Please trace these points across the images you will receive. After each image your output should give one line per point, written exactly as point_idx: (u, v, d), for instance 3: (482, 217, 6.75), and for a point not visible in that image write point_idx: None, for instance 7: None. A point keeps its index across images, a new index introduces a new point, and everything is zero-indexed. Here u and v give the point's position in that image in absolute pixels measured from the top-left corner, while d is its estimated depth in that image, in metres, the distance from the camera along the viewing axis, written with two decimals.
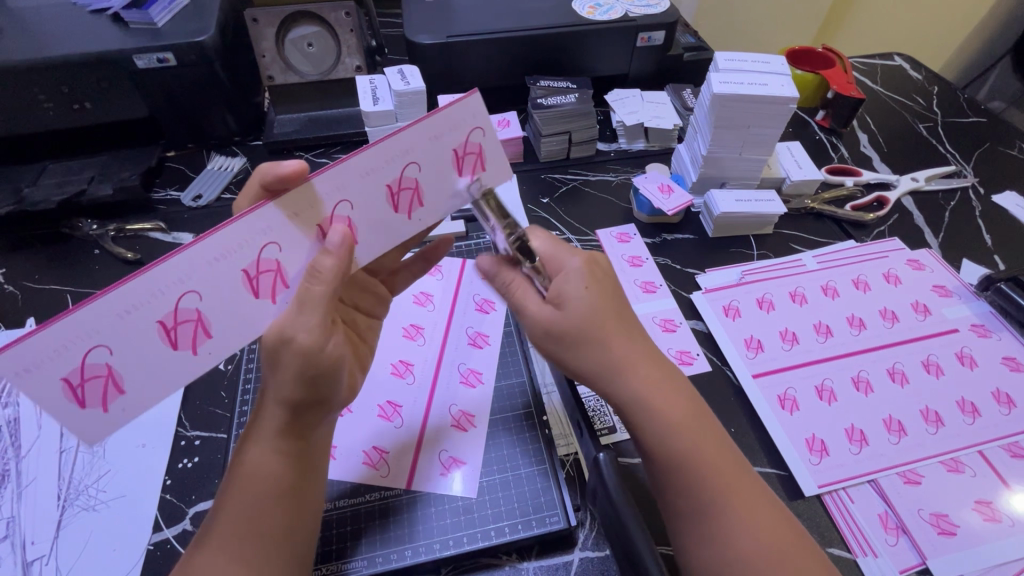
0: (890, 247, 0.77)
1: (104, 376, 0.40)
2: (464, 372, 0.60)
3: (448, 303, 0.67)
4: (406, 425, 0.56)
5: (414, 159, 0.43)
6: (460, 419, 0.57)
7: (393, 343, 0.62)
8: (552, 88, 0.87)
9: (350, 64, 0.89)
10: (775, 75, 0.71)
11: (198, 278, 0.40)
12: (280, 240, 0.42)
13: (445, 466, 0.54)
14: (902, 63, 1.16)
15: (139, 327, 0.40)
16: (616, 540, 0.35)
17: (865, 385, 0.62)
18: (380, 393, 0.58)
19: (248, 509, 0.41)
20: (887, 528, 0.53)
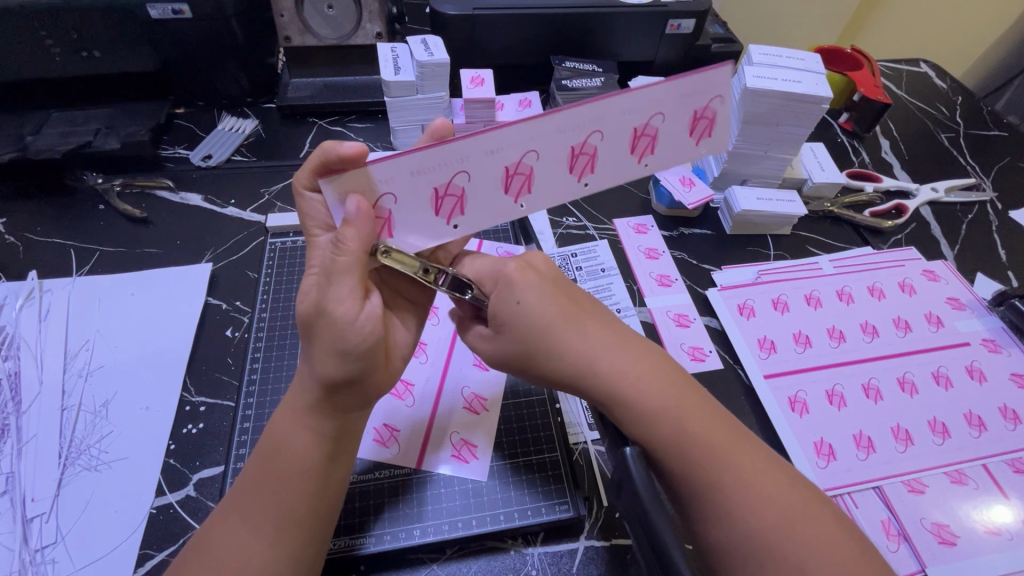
0: (906, 256, 0.77)
1: (387, 220, 0.42)
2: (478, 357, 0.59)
3: None
4: (420, 406, 0.55)
5: (663, 110, 0.41)
6: (471, 405, 0.56)
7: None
8: (577, 71, 0.86)
9: (370, 30, 0.86)
10: (809, 73, 0.69)
11: (475, 161, 0.40)
12: (541, 150, 0.41)
13: (456, 449, 0.53)
14: (928, 70, 1.14)
15: (416, 189, 0.41)
16: (641, 533, 0.34)
17: (875, 393, 0.62)
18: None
19: (284, 483, 0.41)
20: (889, 535, 0.53)
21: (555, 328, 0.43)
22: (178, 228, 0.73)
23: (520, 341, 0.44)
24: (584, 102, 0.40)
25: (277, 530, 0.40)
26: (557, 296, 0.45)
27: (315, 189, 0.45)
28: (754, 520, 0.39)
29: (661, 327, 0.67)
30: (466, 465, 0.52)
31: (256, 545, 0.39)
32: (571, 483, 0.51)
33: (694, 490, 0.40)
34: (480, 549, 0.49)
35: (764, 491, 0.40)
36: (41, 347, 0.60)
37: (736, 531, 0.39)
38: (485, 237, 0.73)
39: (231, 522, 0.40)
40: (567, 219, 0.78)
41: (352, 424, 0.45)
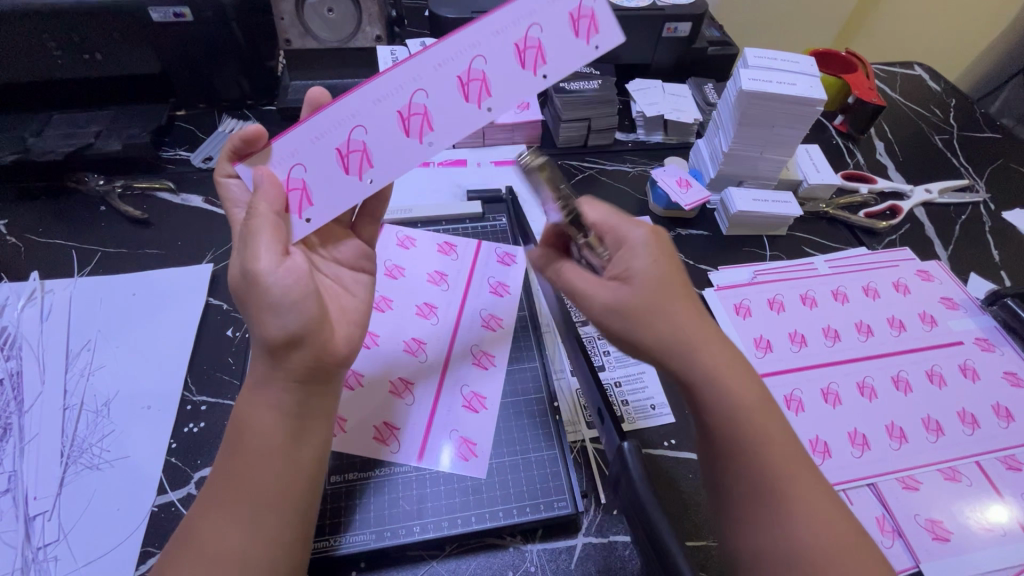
0: (901, 257, 0.78)
1: (301, 190, 0.45)
2: (477, 356, 0.60)
3: (461, 284, 0.66)
4: (420, 406, 0.56)
5: (537, 18, 0.44)
6: (469, 404, 0.57)
7: (406, 321, 0.62)
8: (575, 74, 0.87)
9: (370, 32, 0.88)
10: (803, 75, 0.70)
11: (366, 113, 0.44)
12: (428, 87, 0.44)
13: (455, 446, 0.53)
14: (921, 73, 1.15)
15: (323, 154, 0.45)
16: (638, 525, 0.35)
17: (870, 391, 0.63)
18: (391, 368, 0.58)
19: (251, 466, 0.40)
20: (884, 531, 0.54)
21: (663, 302, 0.43)
22: (179, 229, 0.73)
23: (641, 296, 0.43)
24: (422, 49, 0.43)
25: (248, 514, 0.40)
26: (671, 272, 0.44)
27: (234, 175, 0.48)
28: (809, 536, 0.38)
29: None
30: (464, 462, 0.53)
31: (229, 530, 0.39)
32: (570, 480, 0.52)
33: None
34: (479, 546, 0.50)
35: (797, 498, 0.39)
36: (42, 347, 0.60)
37: (786, 537, 0.38)
38: (485, 237, 0.72)
39: (208, 512, 0.40)
40: None
41: (314, 398, 0.44)
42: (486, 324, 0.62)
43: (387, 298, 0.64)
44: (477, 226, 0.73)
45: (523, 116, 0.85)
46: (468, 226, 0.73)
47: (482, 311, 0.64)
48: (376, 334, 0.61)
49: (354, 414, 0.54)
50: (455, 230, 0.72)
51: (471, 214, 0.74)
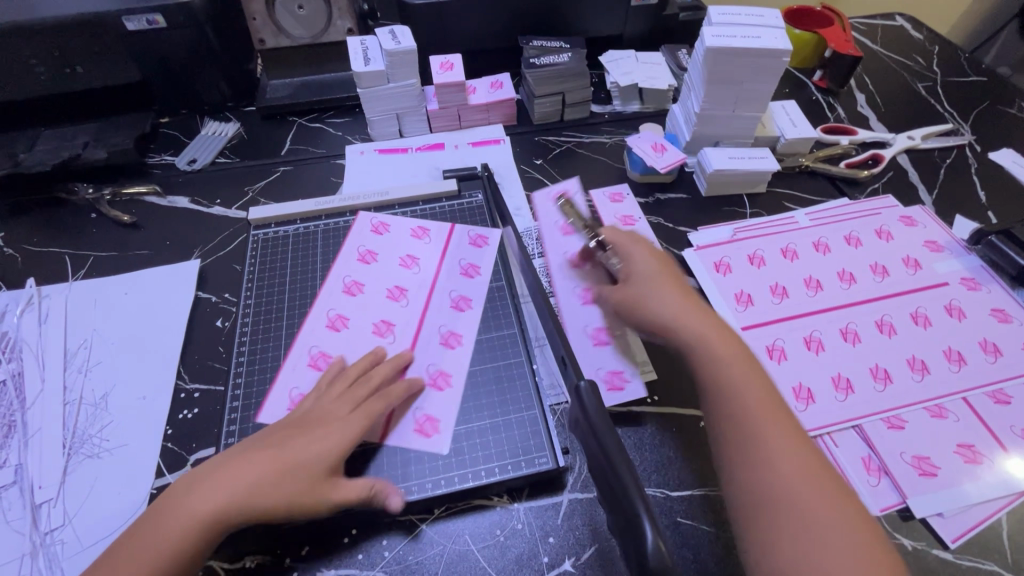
0: (883, 205, 0.77)
1: None
2: (443, 334, 0.60)
3: (432, 268, 0.67)
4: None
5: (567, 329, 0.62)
6: (433, 379, 0.57)
7: (375, 303, 0.64)
8: (545, 48, 0.87)
9: (341, 26, 0.89)
10: (769, 29, 0.70)
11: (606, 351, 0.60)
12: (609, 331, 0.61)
13: (418, 423, 0.54)
14: (903, 24, 1.13)
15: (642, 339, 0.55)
16: (593, 452, 0.34)
17: (853, 336, 0.63)
18: (348, 351, 0.60)
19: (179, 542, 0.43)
20: (870, 470, 0.54)
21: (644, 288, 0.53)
22: (167, 230, 0.75)
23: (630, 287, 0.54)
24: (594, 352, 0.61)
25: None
26: (666, 270, 0.55)
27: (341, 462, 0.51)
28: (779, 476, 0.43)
29: None
30: (421, 437, 0.53)
31: None
32: (551, 437, 0.53)
33: (731, 438, 0.45)
34: (466, 509, 0.51)
35: (793, 460, 0.43)
36: (41, 348, 0.62)
37: (771, 476, 0.43)
38: (462, 212, 0.73)
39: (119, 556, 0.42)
40: (543, 193, 0.80)
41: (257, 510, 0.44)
42: (456, 304, 0.63)
43: (357, 283, 0.65)
44: (454, 202, 0.74)
45: (496, 96, 0.86)
46: (445, 203, 0.74)
47: (452, 293, 0.64)
48: (338, 316, 0.63)
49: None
50: (431, 209, 0.73)
51: (448, 192, 0.75)
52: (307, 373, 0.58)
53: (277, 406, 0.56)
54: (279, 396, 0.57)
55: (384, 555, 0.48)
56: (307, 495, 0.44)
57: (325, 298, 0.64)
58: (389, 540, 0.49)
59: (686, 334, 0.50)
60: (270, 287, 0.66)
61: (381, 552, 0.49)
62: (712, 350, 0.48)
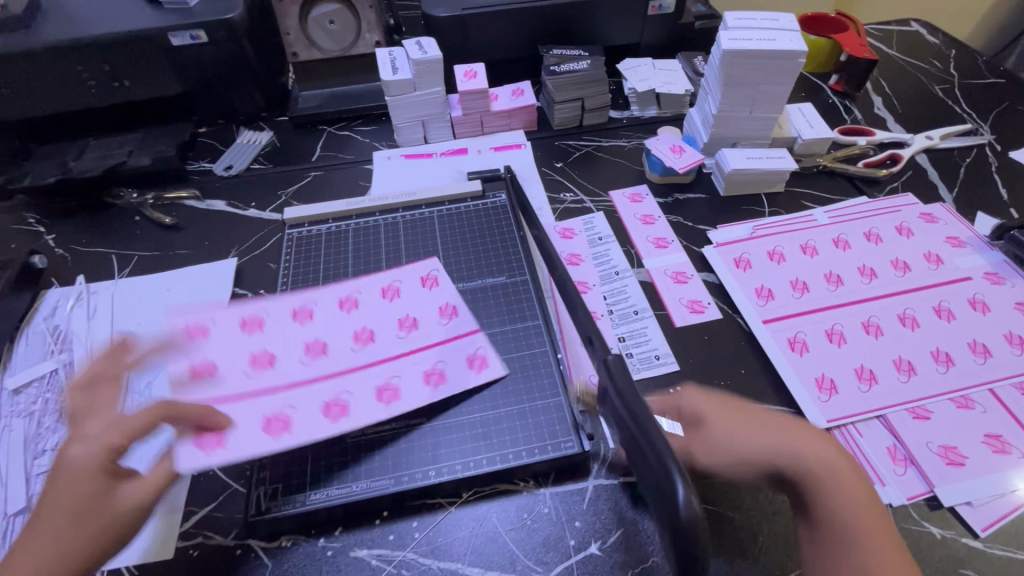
0: (902, 202, 0.78)
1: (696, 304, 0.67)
2: (333, 399, 0.54)
3: (462, 329, 0.60)
4: (244, 390, 0.54)
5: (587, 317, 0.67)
6: (274, 420, 0.52)
7: (340, 322, 0.61)
8: (565, 56, 0.90)
9: (370, 40, 0.94)
10: (784, 32, 0.72)
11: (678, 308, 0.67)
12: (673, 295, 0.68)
13: (271, 419, 0.52)
14: (919, 29, 1.15)
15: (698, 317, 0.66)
16: (622, 419, 0.35)
17: (875, 329, 0.63)
18: (279, 347, 0.58)
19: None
20: (896, 460, 0.54)
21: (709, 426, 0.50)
22: (205, 231, 0.79)
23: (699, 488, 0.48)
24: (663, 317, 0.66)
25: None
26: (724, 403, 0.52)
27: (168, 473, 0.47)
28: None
29: (660, 285, 0.69)
30: (197, 450, 0.49)
31: None
32: (576, 423, 0.54)
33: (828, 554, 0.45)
34: (494, 493, 0.52)
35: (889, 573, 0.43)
36: (90, 340, 0.66)
37: None
38: (486, 212, 0.75)
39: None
40: (565, 195, 0.82)
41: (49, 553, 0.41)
42: (392, 383, 0.55)
43: (397, 290, 0.64)
44: (479, 203, 0.77)
45: (517, 103, 0.89)
46: (469, 203, 0.77)
47: (438, 360, 0.57)
48: (308, 309, 0.61)
49: (218, 364, 0.56)
50: (457, 208, 0.76)
51: (473, 193, 0.77)
52: (239, 336, 0.58)
53: (188, 351, 0.57)
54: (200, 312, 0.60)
55: (415, 536, 0.50)
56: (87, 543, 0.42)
57: (325, 292, 0.63)
58: (420, 521, 0.51)
59: (767, 458, 0.48)
60: (303, 283, 0.69)
61: (412, 533, 0.50)
62: (804, 467, 0.47)
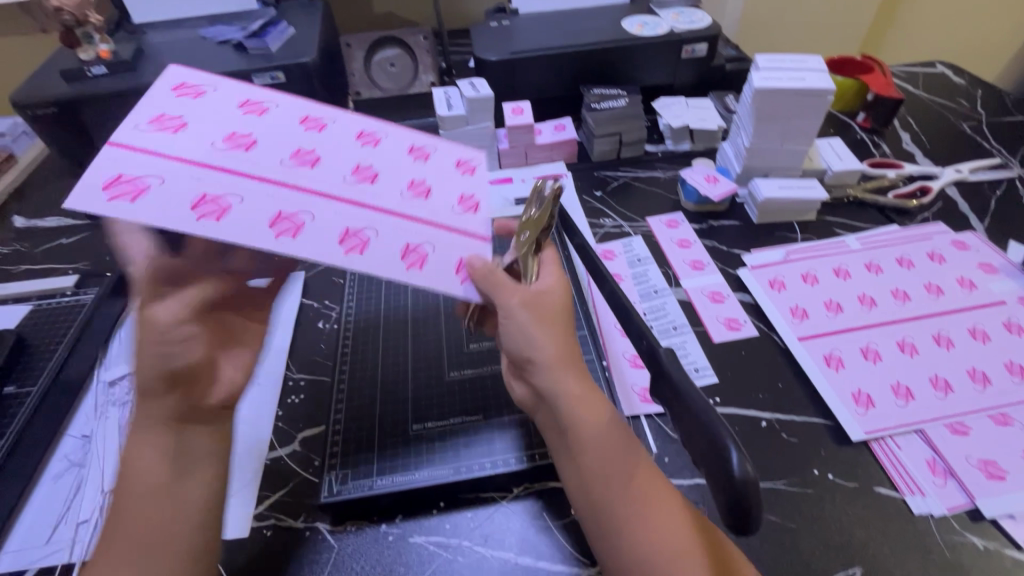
0: (934, 230, 0.80)
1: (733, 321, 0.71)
2: (133, 178, 0.47)
3: (472, 227, 0.56)
4: (208, 155, 0.50)
5: None
6: (211, 203, 0.47)
7: (349, 146, 0.57)
8: (604, 95, 0.98)
9: (424, 80, 1.05)
10: (812, 72, 0.78)
11: (716, 322, 0.71)
12: (711, 309, 0.72)
13: (275, 218, 0.49)
14: (944, 70, 1.19)
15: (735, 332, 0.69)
16: (675, 404, 0.40)
17: (910, 348, 0.65)
18: (268, 139, 0.54)
19: (143, 498, 0.46)
20: (935, 472, 0.56)
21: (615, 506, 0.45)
22: None
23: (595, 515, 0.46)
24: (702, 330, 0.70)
25: (142, 562, 0.44)
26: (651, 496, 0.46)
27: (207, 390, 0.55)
28: None
29: (697, 303, 0.73)
30: (103, 192, 0.45)
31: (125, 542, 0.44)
32: None
33: None
34: (545, 489, 0.55)
35: None
36: None
37: None
38: None
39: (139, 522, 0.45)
40: (604, 221, 0.88)
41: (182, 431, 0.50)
42: (223, 202, 0.48)
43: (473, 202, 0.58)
44: None
45: (560, 136, 0.96)
46: None
47: (424, 241, 0.53)
48: (320, 125, 0.58)
49: (188, 105, 0.54)
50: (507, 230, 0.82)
51: None
52: (235, 114, 0.55)
53: (169, 102, 0.54)
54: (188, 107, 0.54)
55: (469, 526, 0.54)
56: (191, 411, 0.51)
57: (348, 118, 0.60)
58: (473, 512, 0.54)
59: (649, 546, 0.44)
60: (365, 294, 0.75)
61: (466, 522, 0.54)
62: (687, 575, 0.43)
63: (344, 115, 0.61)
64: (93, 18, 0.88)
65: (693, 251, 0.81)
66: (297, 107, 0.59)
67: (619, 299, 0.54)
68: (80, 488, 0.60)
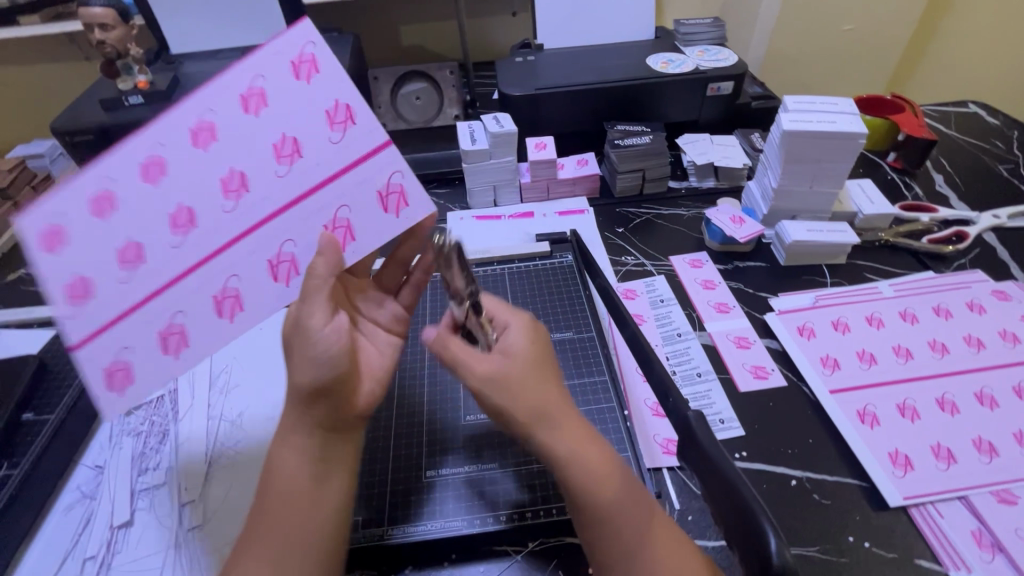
0: (972, 279, 0.77)
1: (760, 370, 0.68)
2: (113, 363, 0.44)
3: (341, 163, 0.48)
4: (102, 280, 0.42)
5: None
6: (171, 334, 0.46)
7: (260, 134, 0.45)
8: (628, 132, 0.97)
9: (449, 113, 1.07)
10: (844, 115, 0.76)
11: (743, 369, 0.68)
12: (738, 356, 0.70)
13: (218, 304, 0.47)
14: (977, 110, 1.17)
15: (762, 382, 0.67)
16: (705, 472, 0.39)
17: (950, 407, 0.62)
18: (181, 183, 0.43)
19: (285, 508, 0.46)
20: (982, 545, 0.52)
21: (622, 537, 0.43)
22: None
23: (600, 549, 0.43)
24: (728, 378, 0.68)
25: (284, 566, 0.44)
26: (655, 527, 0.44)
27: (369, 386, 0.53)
28: None
29: (722, 349, 0.71)
30: (82, 350, 0.43)
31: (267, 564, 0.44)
32: (644, 479, 0.55)
33: None
34: (560, 545, 0.53)
35: None
36: (192, 369, 0.73)
37: None
38: (551, 270, 0.80)
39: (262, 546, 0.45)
40: (626, 259, 0.86)
41: (334, 449, 0.49)
42: (176, 326, 0.46)
43: (342, 111, 0.47)
44: (545, 262, 0.82)
45: (582, 171, 0.96)
46: (536, 262, 0.82)
47: (341, 206, 0.49)
48: (212, 128, 0.44)
49: (117, 193, 0.42)
50: (527, 267, 0.81)
51: (540, 252, 0.83)
52: (88, 225, 0.41)
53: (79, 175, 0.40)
54: (87, 181, 0.41)
55: None
56: (329, 421, 0.48)
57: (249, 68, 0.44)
58: (487, 567, 0.52)
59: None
60: None
61: None
62: None
63: (198, 106, 0.43)
64: (133, 52, 0.92)
65: (718, 292, 0.79)
66: (162, 138, 0.42)
67: (642, 347, 0.55)
68: (89, 520, 0.59)
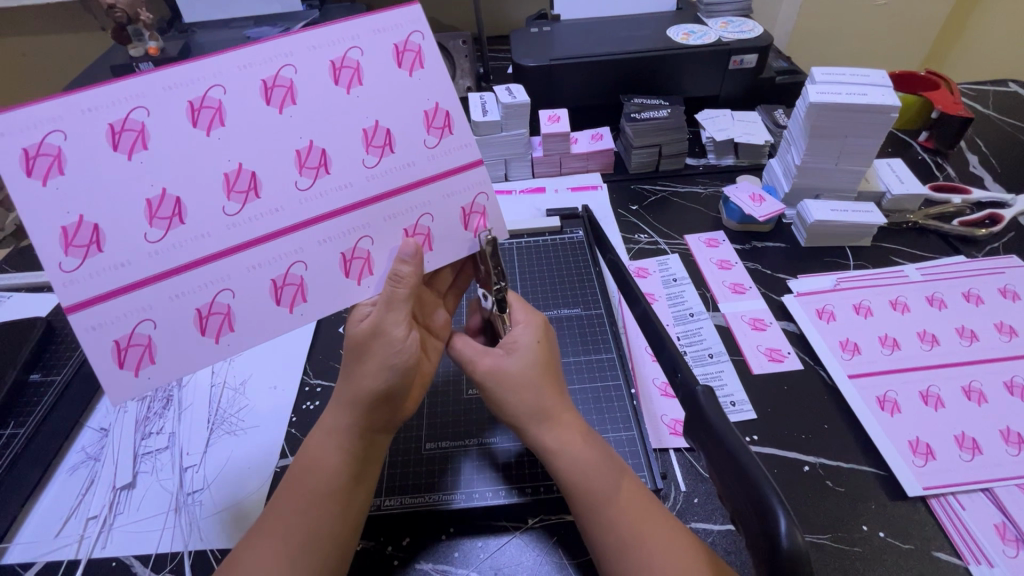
0: (1006, 264, 0.73)
1: (776, 352, 0.65)
2: (129, 338, 0.41)
3: (435, 167, 0.47)
4: (144, 262, 0.40)
5: None
6: (208, 317, 0.43)
7: (337, 103, 0.43)
8: (644, 105, 0.93)
9: (461, 83, 1.05)
10: (876, 87, 0.72)
11: (758, 352, 0.66)
12: (751, 337, 0.67)
13: (279, 291, 0.45)
14: (1017, 89, 1.10)
15: (777, 364, 0.64)
16: (711, 443, 0.38)
17: (978, 396, 0.59)
18: (243, 148, 0.42)
19: (306, 503, 0.45)
20: (1005, 540, 0.49)
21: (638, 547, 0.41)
22: None
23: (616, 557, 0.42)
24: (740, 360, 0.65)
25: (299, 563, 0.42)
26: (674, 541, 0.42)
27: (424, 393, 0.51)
28: None
29: (737, 330, 0.68)
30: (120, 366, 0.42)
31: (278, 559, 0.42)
32: (649, 459, 0.54)
33: None
34: (562, 523, 0.51)
35: None
36: None
37: None
38: (559, 245, 0.78)
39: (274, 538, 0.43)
40: (640, 236, 0.84)
41: (375, 446, 0.48)
42: (220, 307, 0.43)
43: (441, 114, 0.46)
44: (554, 237, 0.80)
45: (597, 146, 0.93)
46: (546, 237, 0.80)
47: (424, 214, 0.48)
48: (219, 109, 0.41)
49: (68, 149, 0.38)
50: (536, 242, 0.79)
51: (550, 228, 0.80)
52: (117, 164, 0.39)
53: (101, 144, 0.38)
54: (36, 121, 0.37)
55: (479, 556, 0.50)
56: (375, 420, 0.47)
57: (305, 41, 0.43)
58: (484, 541, 0.51)
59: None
60: None
61: (476, 552, 0.50)
62: None
63: (232, 62, 0.41)
64: (143, 16, 0.91)
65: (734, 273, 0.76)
66: (180, 80, 0.40)
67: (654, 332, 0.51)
68: (93, 481, 0.59)
